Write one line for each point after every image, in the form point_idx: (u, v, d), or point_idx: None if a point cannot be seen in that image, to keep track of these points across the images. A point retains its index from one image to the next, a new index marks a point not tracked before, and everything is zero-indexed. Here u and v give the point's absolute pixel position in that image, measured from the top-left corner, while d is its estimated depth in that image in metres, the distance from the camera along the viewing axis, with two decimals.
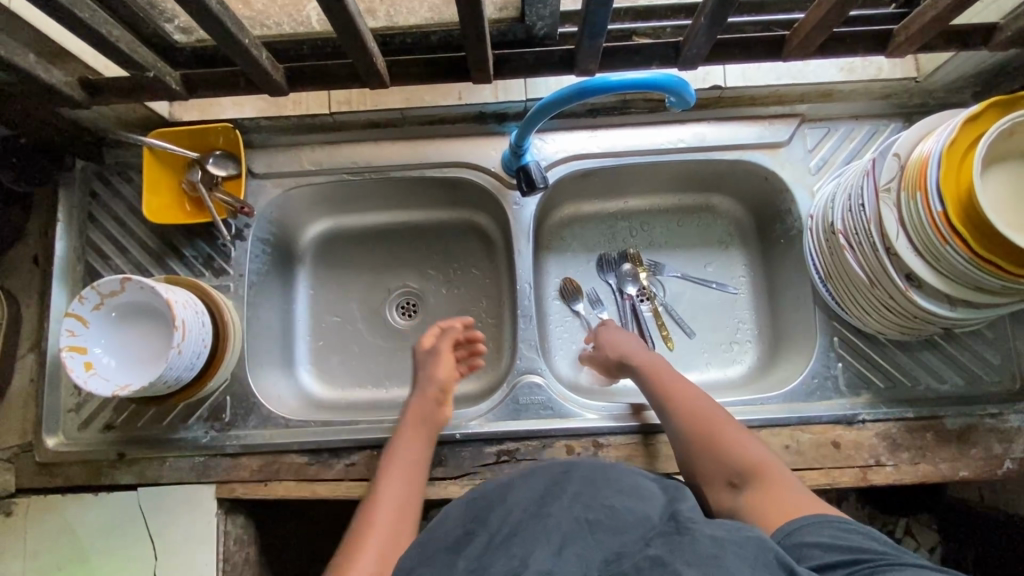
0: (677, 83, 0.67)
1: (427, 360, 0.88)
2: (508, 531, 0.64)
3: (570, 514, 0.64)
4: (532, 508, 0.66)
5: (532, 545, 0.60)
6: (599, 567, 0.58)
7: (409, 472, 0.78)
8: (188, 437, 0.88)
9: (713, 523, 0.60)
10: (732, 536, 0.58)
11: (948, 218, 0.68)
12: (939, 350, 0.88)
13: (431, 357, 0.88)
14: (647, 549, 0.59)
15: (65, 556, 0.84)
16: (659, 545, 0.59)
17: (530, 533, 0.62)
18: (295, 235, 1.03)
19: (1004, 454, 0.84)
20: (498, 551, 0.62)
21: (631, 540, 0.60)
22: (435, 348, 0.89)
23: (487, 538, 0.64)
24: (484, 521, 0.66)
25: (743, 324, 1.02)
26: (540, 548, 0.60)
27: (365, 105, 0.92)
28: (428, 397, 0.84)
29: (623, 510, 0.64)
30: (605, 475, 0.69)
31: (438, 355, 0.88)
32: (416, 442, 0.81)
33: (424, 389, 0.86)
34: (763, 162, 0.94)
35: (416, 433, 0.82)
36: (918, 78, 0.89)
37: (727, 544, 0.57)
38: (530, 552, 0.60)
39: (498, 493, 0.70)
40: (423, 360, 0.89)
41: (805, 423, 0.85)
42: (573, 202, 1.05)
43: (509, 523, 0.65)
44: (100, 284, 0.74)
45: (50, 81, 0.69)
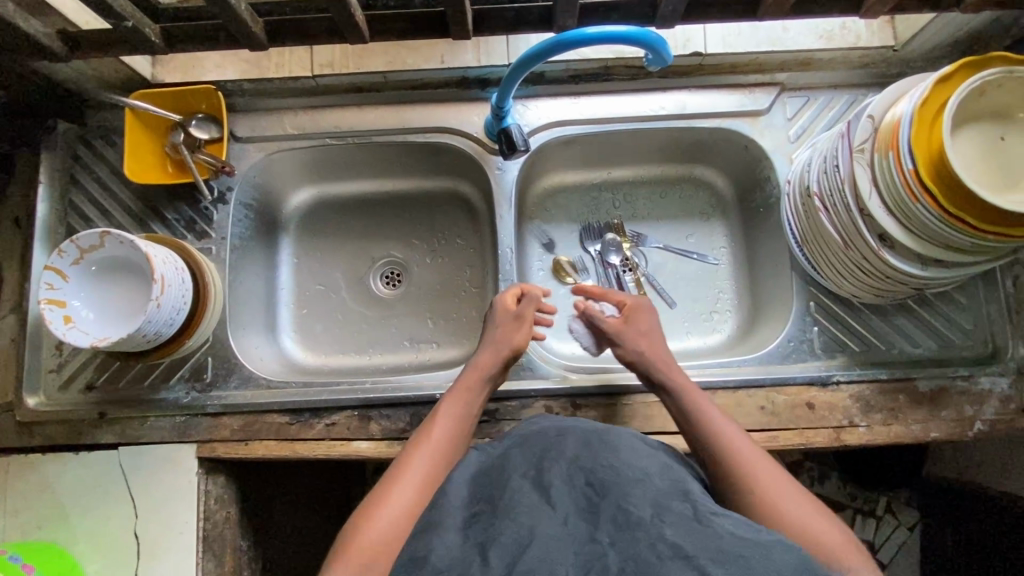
0: (655, 38, 0.68)
1: (509, 322, 0.84)
2: (505, 499, 0.58)
3: (570, 479, 0.59)
4: (530, 472, 0.61)
5: (536, 512, 0.55)
6: (607, 529, 0.54)
7: (458, 425, 0.75)
8: (170, 398, 0.88)
9: (732, 520, 0.55)
10: (756, 537, 0.53)
11: (919, 176, 0.69)
12: (912, 315, 0.89)
13: (513, 320, 0.85)
14: (660, 525, 0.53)
15: (46, 514, 0.84)
16: (675, 527, 0.53)
17: (529, 497, 0.57)
18: (279, 202, 1.03)
19: (974, 415, 0.85)
20: (498, 520, 0.56)
21: (638, 500, 0.56)
22: (522, 313, 0.85)
23: (492, 512, 0.57)
24: (488, 496, 0.60)
25: (723, 293, 1.03)
26: (545, 515, 0.55)
27: (348, 68, 0.92)
28: (500, 356, 0.82)
29: (624, 469, 0.60)
30: (601, 437, 0.65)
31: (523, 321, 0.84)
32: (474, 394, 0.79)
33: (497, 347, 0.83)
34: (744, 130, 0.95)
35: (477, 385, 0.80)
36: (895, 47, 0.90)
37: (754, 543, 0.52)
38: (534, 517, 0.55)
39: (492, 466, 0.64)
40: (503, 320, 0.85)
41: (779, 384, 0.86)
42: (556, 172, 1.05)
43: (507, 485, 0.60)
44: (79, 237, 0.74)
45: (29, 32, 0.69)
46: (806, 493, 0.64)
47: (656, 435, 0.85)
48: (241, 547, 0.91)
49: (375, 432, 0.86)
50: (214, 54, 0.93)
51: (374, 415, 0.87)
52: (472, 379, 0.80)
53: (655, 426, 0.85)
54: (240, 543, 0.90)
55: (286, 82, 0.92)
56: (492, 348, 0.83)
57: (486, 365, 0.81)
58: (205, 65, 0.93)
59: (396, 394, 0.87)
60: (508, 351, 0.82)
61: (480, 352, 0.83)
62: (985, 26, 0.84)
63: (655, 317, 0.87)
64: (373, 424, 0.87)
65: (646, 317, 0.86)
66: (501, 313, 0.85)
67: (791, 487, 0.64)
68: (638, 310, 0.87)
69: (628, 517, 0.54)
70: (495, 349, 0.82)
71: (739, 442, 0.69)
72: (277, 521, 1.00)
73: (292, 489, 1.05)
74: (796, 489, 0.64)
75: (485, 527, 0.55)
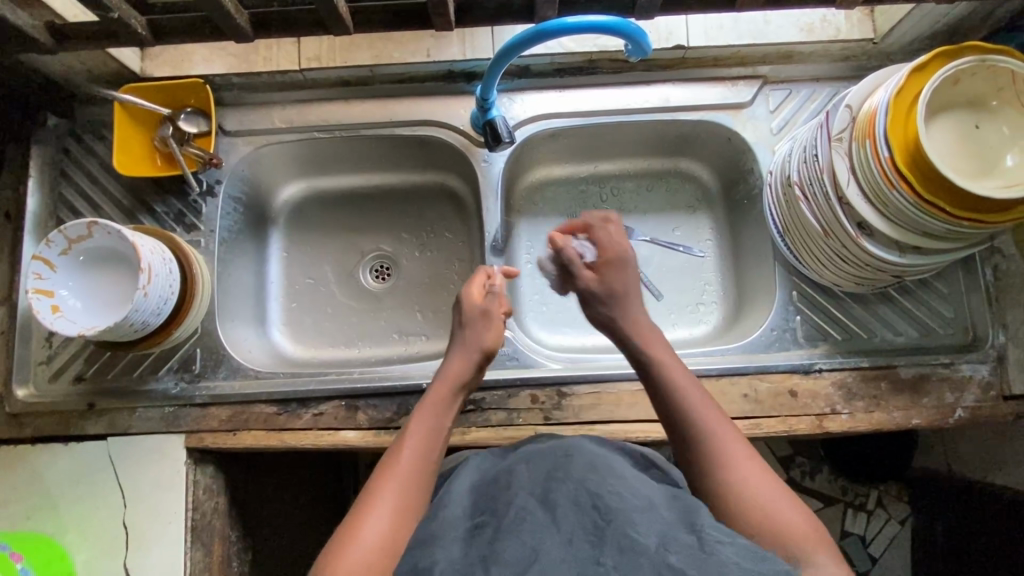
0: (632, 29, 0.69)
1: (478, 320, 0.80)
2: (511, 515, 0.57)
3: (576, 501, 0.58)
4: (537, 493, 0.60)
5: (541, 535, 0.54)
6: (612, 554, 0.52)
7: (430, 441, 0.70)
8: (158, 389, 0.89)
9: (737, 548, 0.53)
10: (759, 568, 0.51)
11: (895, 163, 0.70)
12: (894, 304, 0.91)
13: (481, 319, 0.80)
14: (664, 553, 0.52)
15: (34, 504, 0.85)
16: (679, 555, 0.52)
17: (535, 517, 0.56)
18: (269, 197, 1.04)
19: (956, 402, 0.86)
20: (502, 537, 0.55)
21: (645, 526, 0.54)
22: (489, 310, 0.81)
23: (495, 523, 0.57)
24: (493, 509, 0.60)
25: (709, 285, 1.04)
26: (550, 538, 0.54)
27: (335, 62, 0.92)
28: (470, 361, 0.77)
29: (629, 495, 0.58)
30: (606, 461, 0.64)
31: (492, 319, 0.81)
32: (448, 403, 0.74)
33: (468, 351, 0.78)
34: (727, 123, 0.96)
35: (448, 395, 0.75)
36: (875, 39, 0.91)
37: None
38: (540, 539, 0.54)
39: (499, 479, 0.64)
40: (472, 317, 0.80)
41: (762, 372, 0.87)
42: (543, 166, 1.06)
43: (512, 503, 0.59)
44: (67, 228, 0.75)
45: (17, 24, 0.70)
46: (778, 481, 0.62)
47: (641, 423, 0.85)
48: (230, 538, 0.91)
49: (363, 422, 0.87)
50: (201, 49, 0.94)
51: (362, 405, 0.88)
52: (443, 388, 0.75)
53: (640, 414, 0.86)
54: (229, 533, 0.91)
55: (274, 76, 0.93)
56: (462, 351, 0.78)
57: (457, 372, 0.76)
58: (194, 58, 0.94)
59: (384, 384, 0.88)
60: (478, 354, 0.78)
61: (450, 358, 0.78)
62: (963, 17, 0.85)
63: (637, 277, 0.80)
64: (361, 414, 0.87)
65: (630, 275, 0.79)
66: (471, 309, 0.81)
67: (763, 473, 0.63)
68: (618, 266, 0.79)
69: (633, 543, 0.53)
70: (466, 353, 0.78)
71: (715, 419, 0.67)
72: (266, 513, 1.00)
73: (281, 481, 1.05)
74: (769, 475, 0.62)
75: (490, 542, 0.55)
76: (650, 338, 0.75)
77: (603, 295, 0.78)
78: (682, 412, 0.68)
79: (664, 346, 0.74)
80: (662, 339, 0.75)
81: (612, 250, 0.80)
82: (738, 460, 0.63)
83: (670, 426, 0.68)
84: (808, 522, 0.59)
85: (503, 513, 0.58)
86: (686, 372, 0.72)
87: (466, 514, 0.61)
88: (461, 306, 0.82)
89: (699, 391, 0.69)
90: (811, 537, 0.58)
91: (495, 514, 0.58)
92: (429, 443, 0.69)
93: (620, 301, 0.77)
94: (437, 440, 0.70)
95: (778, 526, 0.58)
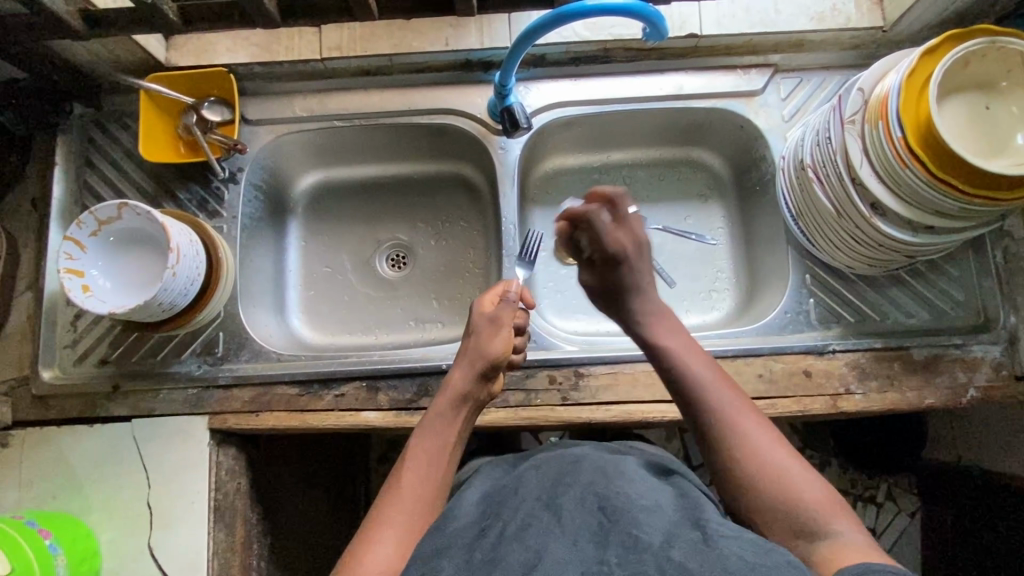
0: (651, 12, 0.71)
1: (484, 327, 0.79)
2: (517, 521, 0.59)
3: (582, 505, 0.60)
4: (545, 497, 0.63)
5: (545, 536, 0.56)
6: (616, 552, 0.53)
7: (430, 459, 0.69)
8: (182, 371, 0.91)
9: (740, 540, 0.52)
10: (766, 561, 0.50)
11: (908, 143, 0.72)
12: (906, 287, 0.92)
13: (488, 326, 0.78)
14: (667, 548, 0.52)
15: (61, 485, 0.86)
16: (682, 549, 0.52)
17: (541, 521, 0.58)
18: (288, 186, 1.06)
19: (968, 382, 0.87)
20: (506, 541, 0.57)
21: (649, 525, 0.56)
22: (497, 316, 0.79)
23: (501, 528, 0.60)
24: (498, 515, 0.62)
25: (722, 272, 1.05)
26: (553, 539, 0.56)
27: (355, 51, 0.94)
28: (472, 370, 0.75)
29: (635, 496, 0.60)
30: (615, 467, 0.67)
31: (499, 326, 0.78)
32: (449, 417, 0.73)
33: (471, 361, 0.76)
34: (739, 110, 0.97)
35: (451, 408, 0.73)
36: (884, 27, 0.93)
37: (759, 565, 0.49)
38: (544, 540, 0.56)
39: (511, 488, 0.67)
40: (478, 326, 0.79)
41: (777, 352, 0.89)
42: (557, 155, 1.07)
43: (518, 509, 0.62)
44: (98, 209, 0.79)
45: (53, 8, 0.72)
46: (796, 454, 0.63)
47: (657, 403, 0.87)
48: (251, 519, 0.92)
49: (384, 403, 0.88)
50: (224, 39, 0.95)
51: (383, 386, 0.89)
52: (445, 402, 0.74)
53: (657, 394, 0.87)
54: (250, 515, 0.92)
55: (295, 65, 0.95)
56: (465, 362, 0.77)
57: (461, 384, 0.75)
58: (218, 48, 0.95)
59: (404, 365, 0.89)
60: (481, 362, 0.76)
61: (453, 370, 0.77)
62: (970, 5, 0.86)
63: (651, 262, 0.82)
64: (381, 395, 0.89)
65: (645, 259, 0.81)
66: (478, 317, 0.79)
67: (780, 446, 0.64)
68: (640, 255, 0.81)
69: (636, 541, 0.54)
70: (468, 364, 0.76)
71: (731, 396, 0.68)
72: (285, 498, 1.01)
73: (299, 469, 1.06)
74: (787, 449, 0.63)
75: (491, 549, 0.57)
76: (659, 319, 0.77)
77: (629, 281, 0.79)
78: (697, 393, 0.68)
79: (676, 329, 0.76)
80: (672, 321, 0.77)
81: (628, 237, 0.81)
82: (757, 436, 0.64)
83: (686, 405, 0.69)
84: (827, 492, 0.60)
85: (511, 518, 0.60)
86: (700, 353, 0.73)
87: (473, 522, 0.63)
88: (470, 315, 0.81)
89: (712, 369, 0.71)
90: (831, 506, 0.59)
91: (501, 520, 0.61)
92: (431, 460, 0.69)
93: (634, 283, 0.80)
94: (440, 459, 0.70)
95: (800, 498, 0.60)
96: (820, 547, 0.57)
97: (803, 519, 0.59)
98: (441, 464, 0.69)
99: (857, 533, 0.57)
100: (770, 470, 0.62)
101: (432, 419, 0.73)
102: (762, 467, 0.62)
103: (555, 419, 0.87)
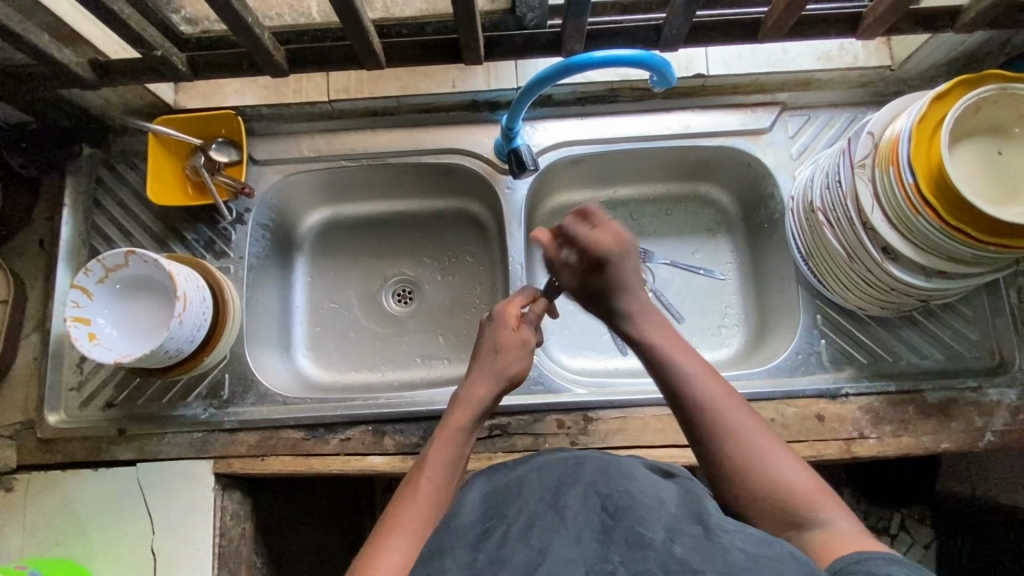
0: (658, 61, 0.72)
1: (512, 344, 0.77)
2: (521, 521, 0.58)
3: (584, 503, 0.58)
4: (547, 497, 0.60)
5: (548, 536, 0.55)
6: (620, 549, 0.53)
7: (448, 474, 0.68)
8: (187, 414, 0.90)
9: (741, 535, 0.53)
10: (767, 554, 0.51)
11: (919, 189, 0.71)
12: (918, 326, 0.91)
13: (518, 346, 0.77)
14: (670, 544, 0.52)
15: (65, 530, 0.85)
16: (686, 545, 0.52)
17: (544, 522, 0.57)
18: (295, 223, 1.06)
19: (985, 427, 0.86)
20: (510, 541, 0.55)
21: (653, 521, 0.55)
22: (526, 339, 0.78)
23: (504, 528, 0.57)
24: (501, 515, 0.59)
25: (731, 309, 1.04)
26: (557, 539, 0.55)
27: (362, 94, 0.95)
28: (495, 390, 0.75)
29: (640, 494, 0.59)
30: (618, 465, 0.64)
31: (526, 349, 0.78)
32: (466, 433, 0.72)
33: (494, 381, 0.75)
34: (747, 148, 0.97)
35: (468, 425, 0.72)
36: (893, 66, 0.93)
37: (759, 562, 0.50)
38: (548, 540, 0.55)
39: (510, 481, 0.65)
40: (504, 342, 0.77)
41: (789, 396, 0.87)
42: (563, 191, 1.07)
43: (520, 509, 0.59)
44: (106, 257, 0.79)
45: (63, 61, 0.73)
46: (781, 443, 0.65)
47: (667, 448, 0.85)
48: (256, 564, 0.91)
49: (390, 447, 0.87)
50: (233, 81, 0.97)
51: (389, 430, 0.88)
52: (462, 416, 0.73)
53: (668, 439, 0.86)
54: (255, 559, 0.91)
55: (303, 107, 0.96)
56: (489, 380, 0.75)
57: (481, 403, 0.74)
58: (226, 90, 0.96)
59: (411, 409, 0.88)
60: (503, 386, 0.76)
61: (472, 386, 0.75)
62: (979, 45, 0.86)
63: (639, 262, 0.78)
64: (387, 439, 0.88)
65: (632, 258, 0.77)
66: (508, 335, 0.77)
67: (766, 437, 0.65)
68: (628, 255, 0.76)
69: (640, 536, 0.54)
70: (492, 384, 0.75)
71: (711, 386, 0.68)
72: (289, 540, 1.00)
73: (302, 507, 1.05)
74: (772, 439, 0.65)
75: (494, 551, 0.55)
76: (643, 315, 0.76)
77: (616, 283, 0.76)
78: (678, 388, 0.69)
79: (657, 320, 0.76)
80: (654, 310, 0.77)
81: (610, 236, 0.76)
82: (743, 426, 0.65)
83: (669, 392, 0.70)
84: (814, 479, 0.62)
85: (513, 517, 0.58)
86: (684, 346, 0.73)
87: (477, 521, 0.60)
88: (498, 325, 0.78)
89: (695, 360, 0.71)
90: (818, 495, 0.61)
91: (503, 519, 0.59)
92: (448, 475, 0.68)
93: (620, 288, 0.76)
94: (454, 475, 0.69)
95: (789, 488, 0.61)
96: (811, 536, 0.58)
97: (794, 508, 0.60)
98: (454, 481, 0.68)
99: (846, 521, 0.59)
100: (757, 460, 0.63)
101: (451, 433, 0.71)
102: (751, 457, 0.63)
103: None
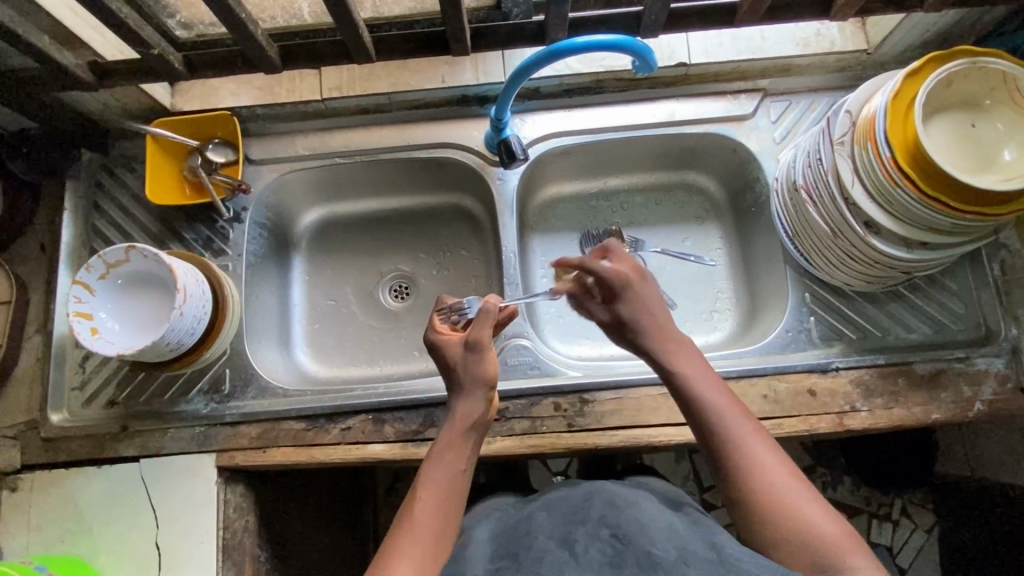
0: (639, 46, 0.74)
1: (465, 356, 0.75)
2: (532, 552, 0.59)
3: (595, 537, 0.60)
4: (557, 532, 0.62)
5: (561, 565, 0.56)
6: (632, 571, 0.55)
7: (444, 492, 0.66)
8: (189, 410, 0.91)
9: (758, 562, 0.53)
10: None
11: (897, 162, 0.72)
12: (905, 301, 0.93)
13: (473, 351, 0.75)
14: (683, 566, 0.53)
15: (69, 528, 0.86)
16: (697, 567, 0.53)
17: (555, 552, 0.58)
18: (292, 222, 1.07)
19: (973, 396, 0.87)
20: (522, 569, 0.57)
21: (662, 543, 0.57)
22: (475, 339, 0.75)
23: (515, 560, 0.59)
24: (514, 550, 0.61)
25: (722, 293, 1.05)
26: (569, 566, 0.56)
27: (355, 91, 0.97)
28: (477, 397, 0.73)
29: (648, 523, 0.60)
30: (625, 499, 0.66)
31: (483, 349, 0.75)
32: (461, 446, 0.70)
33: (472, 390, 0.74)
34: (731, 134, 0.99)
35: (457, 440, 0.71)
36: (869, 50, 0.95)
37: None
38: (560, 567, 0.56)
39: (521, 524, 0.67)
40: (459, 358, 0.76)
41: (781, 372, 0.89)
42: (553, 183, 1.09)
43: (532, 543, 0.61)
44: (106, 253, 0.81)
45: (64, 62, 0.76)
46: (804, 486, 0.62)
47: (663, 426, 0.87)
48: (259, 557, 0.92)
49: (390, 435, 0.89)
50: (228, 83, 0.99)
51: (388, 418, 0.89)
52: (452, 434, 0.72)
53: (662, 418, 0.87)
54: (258, 553, 0.91)
55: (296, 106, 0.98)
56: (466, 393, 0.74)
57: (469, 413, 0.73)
58: (221, 92, 0.98)
59: (408, 396, 0.90)
60: (483, 389, 0.74)
61: (455, 403, 0.74)
62: (950, 26, 0.89)
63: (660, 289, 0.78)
64: (387, 427, 0.89)
65: (652, 287, 0.78)
66: (454, 351, 0.76)
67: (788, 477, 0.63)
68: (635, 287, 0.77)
69: (651, 558, 0.55)
70: (472, 393, 0.74)
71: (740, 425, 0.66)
72: (290, 538, 1.00)
73: (303, 506, 1.05)
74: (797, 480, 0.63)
75: None
76: (674, 348, 0.73)
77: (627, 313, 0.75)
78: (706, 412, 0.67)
79: (687, 353, 0.72)
80: (686, 345, 0.74)
81: (630, 266, 0.79)
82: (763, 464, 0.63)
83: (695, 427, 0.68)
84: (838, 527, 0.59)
85: (523, 552, 0.60)
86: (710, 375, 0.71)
87: (488, 558, 0.63)
88: (442, 348, 0.78)
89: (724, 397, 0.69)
90: (848, 542, 0.57)
91: (516, 554, 0.60)
92: (446, 491, 0.67)
93: (643, 315, 0.75)
94: (459, 483, 0.68)
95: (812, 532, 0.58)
96: None
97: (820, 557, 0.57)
98: (456, 494, 0.67)
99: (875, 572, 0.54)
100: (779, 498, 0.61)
101: (440, 452, 0.70)
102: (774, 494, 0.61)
103: (561, 446, 0.87)
